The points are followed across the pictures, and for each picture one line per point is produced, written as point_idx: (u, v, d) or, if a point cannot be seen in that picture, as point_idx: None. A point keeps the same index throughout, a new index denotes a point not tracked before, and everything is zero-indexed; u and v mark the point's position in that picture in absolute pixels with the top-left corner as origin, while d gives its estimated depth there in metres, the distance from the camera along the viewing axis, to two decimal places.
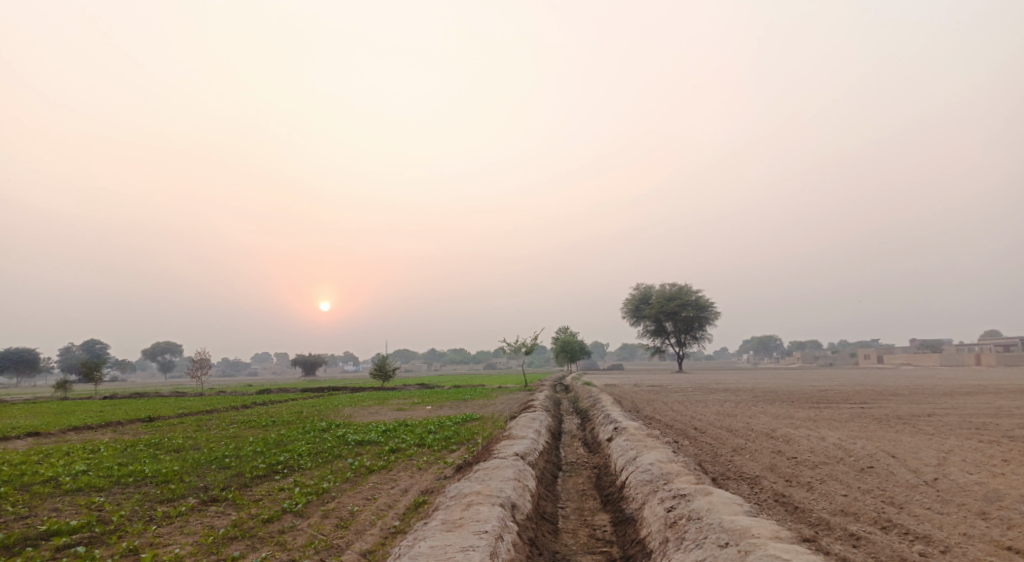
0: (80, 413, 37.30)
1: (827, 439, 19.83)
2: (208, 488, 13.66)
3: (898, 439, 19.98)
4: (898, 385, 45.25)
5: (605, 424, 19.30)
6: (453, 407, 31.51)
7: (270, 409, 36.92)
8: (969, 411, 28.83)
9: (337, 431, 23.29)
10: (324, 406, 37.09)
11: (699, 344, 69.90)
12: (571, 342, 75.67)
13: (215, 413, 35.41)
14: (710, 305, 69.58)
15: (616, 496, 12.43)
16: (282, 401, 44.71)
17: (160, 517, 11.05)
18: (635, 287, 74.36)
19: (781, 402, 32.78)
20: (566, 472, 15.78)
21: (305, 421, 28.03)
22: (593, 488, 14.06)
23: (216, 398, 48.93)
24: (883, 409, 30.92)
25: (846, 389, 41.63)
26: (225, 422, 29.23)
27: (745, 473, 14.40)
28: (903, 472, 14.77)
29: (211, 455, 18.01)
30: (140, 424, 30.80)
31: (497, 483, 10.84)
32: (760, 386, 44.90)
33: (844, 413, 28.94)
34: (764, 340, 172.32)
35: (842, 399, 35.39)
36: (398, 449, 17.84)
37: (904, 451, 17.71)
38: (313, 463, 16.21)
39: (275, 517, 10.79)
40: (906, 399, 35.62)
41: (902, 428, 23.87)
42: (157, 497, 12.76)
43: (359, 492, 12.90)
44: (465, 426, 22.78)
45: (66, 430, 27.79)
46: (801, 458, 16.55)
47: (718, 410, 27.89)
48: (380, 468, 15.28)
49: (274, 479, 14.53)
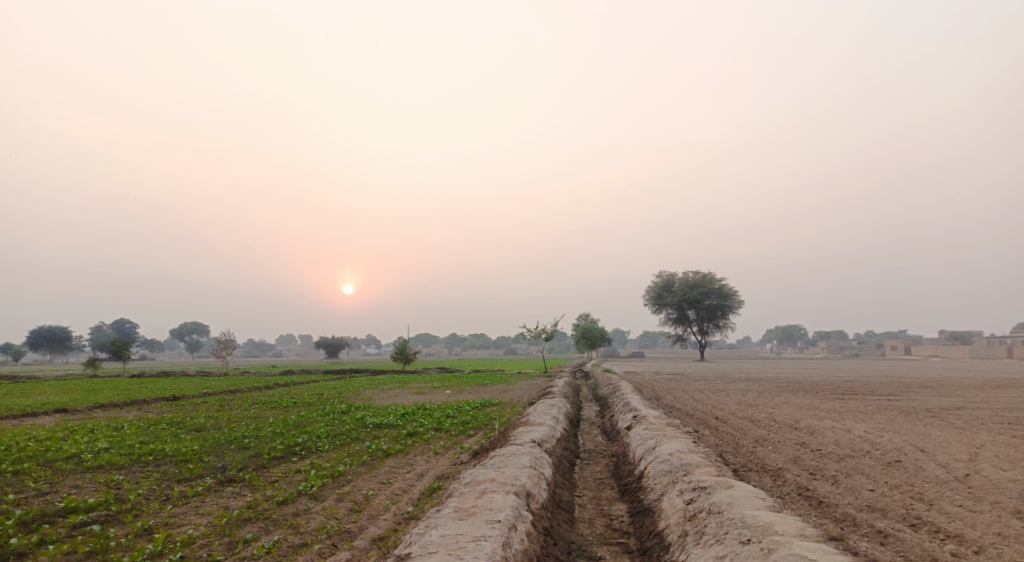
0: (106, 391, 37.92)
1: (852, 432, 19.40)
2: (226, 468, 13.67)
3: (926, 433, 19.49)
4: (926, 377, 44.39)
5: (624, 412, 19.04)
6: (472, 392, 31.45)
7: (291, 390, 37.20)
8: (999, 405, 28.15)
9: (356, 413, 23.27)
10: (344, 388, 37.26)
11: (721, 332, 69.19)
12: (593, 328, 75.39)
13: (238, 393, 35.73)
14: (734, 294, 68.78)
15: (634, 486, 12.21)
16: (304, 382, 45.06)
17: (176, 496, 11.05)
18: (658, 274, 73.73)
19: (804, 393, 32.24)
20: (584, 460, 15.58)
21: (325, 403, 28.12)
22: (611, 477, 13.84)
23: (240, 378, 49.44)
24: (911, 402, 30.28)
25: (873, 380, 40.92)
26: (247, 402, 29.46)
27: (767, 465, 14.09)
28: (932, 467, 14.35)
29: (230, 435, 18.07)
30: (164, 402, 31.15)
31: (512, 470, 10.66)
32: (784, 376, 44.30)
33: (870, 405, 28.39)
34: (789, 329, 170.44)
35: (868, 390, 34.76)
36: (415, 433, 17.76)
37: (933, 445, 17.24)
38: (331, 445, 16.18)
39: (290, 499, 10.72)
40: (934, 391, 34.90)
41: (930, 421, 23.31)
42: (176, 476, 12.78)
43: (375, 476, 12.81)
44: (483, 411, 22.67)
45: (92, 407, 28.18)
46: (826, 450, 16.17)
47: (740, 400, 27.48)
48: (397, 452, 15.19)
49: (291, 461, 14.51)
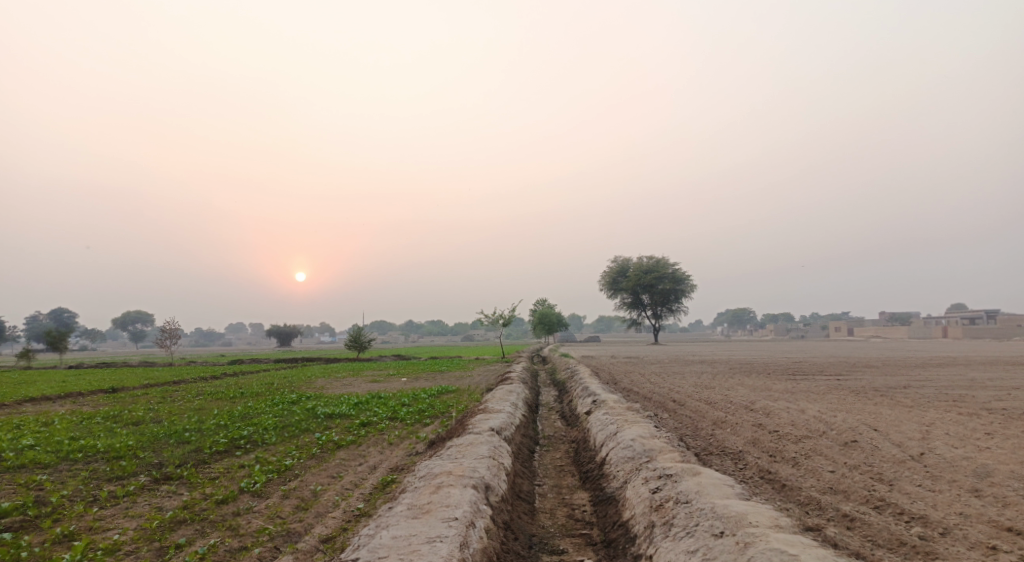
0: (41, 384, 35.94)
1: (806, 412, 19.45)
2: (163, 464, 12.82)
3: (878, 412, 19.69)
4: (871, 357, 45.47)
5: (583, 397, 18.69)
6: (428, 379, 30.85)
7: (240, 381, 35.95)
8: (944, 383, 28.83)
9: (307, 403, 22.45)
10: (296, 378, 36.10)
11: (675, 316, 69.94)
12: (548, 313, 75.28)
13: (183, 384, 34.35)
14: (687, 278, 69.50)
15: (595, 473, 11.83)
16: (254, 372, 43.76)
17: (104, 497, 10.21)
18: (612, 259, 74.05)
19: (757, 374, 32.58)
20: (543, 447, 15.16)
21: (275, 393, 27.16)
22: (572, 464, 13.46)
23: (186, 369, 47.68)
24: (859, 381, 30.83)
25: (821, 361, 41.71)
26: (192, 393, 28.33)
27: (727, 448, 13.89)
28: (888, 446, 14.36)
29: (170, 429, 17.11)
30: (102, 395, 29.65)
31: (470, 462, 10.13)
32: (736, 358, 44.83)
33: (821, 385, 28.76)
34: (738, 312, 174.03)
35: (818, 370, 35.32)
36: (369, 423, 17.09)
37: (886, 424, 17.35)
38: (278, 438, 15.39)
39: (230, 498, 10.01)
40: (881, 371, 35.67)
41: (880, 400, 23.65)
42: (106, 475, 11.89)
43: (324, 469, 12.14)
44: (439, 398, 22.10)
45: (23, 402, 26.55)
46: (783, 431, 16.11)
47: (696, 382, 27.55)
48: (349, 443, 14.52)
49: (235, 455, 13.73)
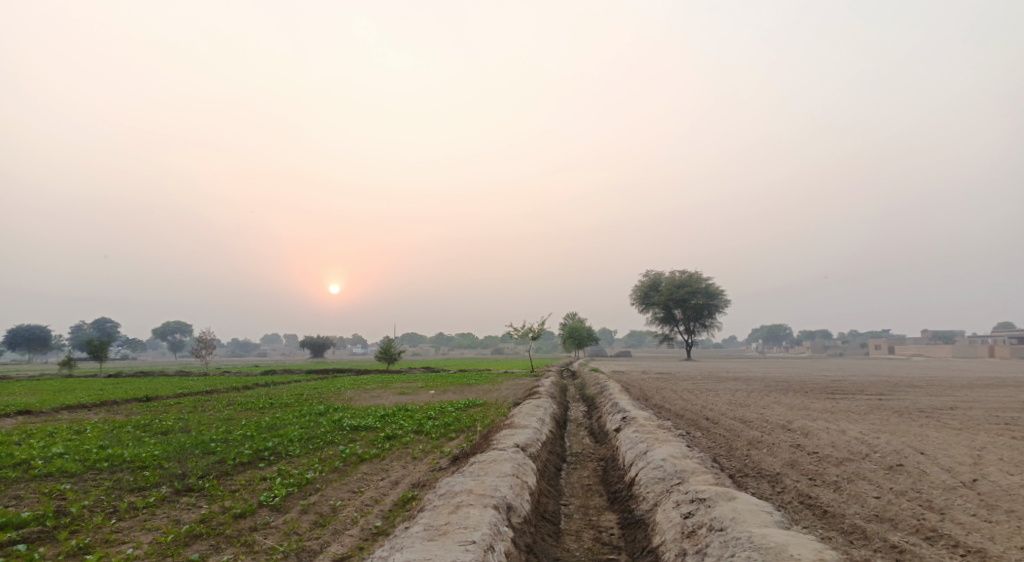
0: (79, 392, 36.48)
1: (847, 433, 18.68)
2: (186, 475, 12.67)
3: (924, 434, 18.81)
4: (914, 376, 43.91)
5: (613, 413, 18.19)
6: (456, 392, 30.53)
7: (271, 391, 36.01)
8: (992, 405, 27.60)
9: (334, 415, 22.31)
10: (325, 389, 36.16)
11: (708, 332, 68.70)
12: (579, 328, 74.58)
13: (214, 394, 34.50)
14: (721, 292, 68.32)
15: (624, 494, 11.37)
16: (285, 382, 43.95)
17: (123, 508, 10.05)
18: (644, 274, 73.08)
19: (794, 392, 31.59)
20: (571, 464, 14.73)
21: (303, 403, 27.14)
22: (600, 483, 13.00)
23: (219, 379, 48.08)
24: (903, 401, 29.67)
25: (861, 379, 40.41)
26: (223, 403, 28.41)
27: (763, 470, 13.29)
28: (937, 471, 13.60)
29: (196, 439, 17.04)
30: (136, 403, 29.94)
31: (492, 480, 9.76)
32: (772, 375, 43.65)
33: (862, 405, 27.74)
34: (774, 329, 170.67)
35: (857, 389, 34.17)
36: (394, 436, 16.85)
37: (933, 447, 16.52)
38: (302, 450, 15.21)
39: (248, 512, 9.79)
40: (924, 391, 34.33)
41: (925, 421, 22.66)
42: (129, 485, 11.78)
43: (346, 484, 11.87)
44: (466, 412, 21.75)
45: (58, 408, 26.88)
46: (823, 453, 15.41)
47: (730, 400, 26.76)
48: (372, 457, 14.27)
49: (258, 467, 13.56)
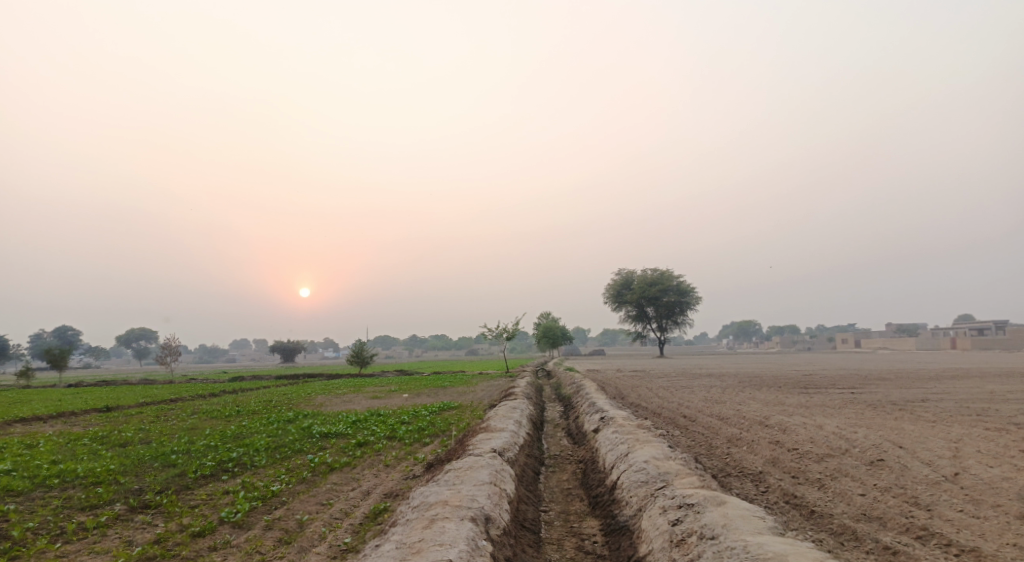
0: (36, 403, 35.11)
1: (825, 428, 18.52)
2: (142, 491, 11.95)
3: (900, 427, 18.70)
4: (883, 369, 44.30)
5: (590, 413, 17.81)
6: (429, 395, 29.93)
7: (238, 398, 35.02)
8: (962, 396, 27.77)
9: (302, 422, 21.59)
10: (295, 394, 35.28)
11: (680, 329, 68.85)
12: (552, 327, 74.22)
13: (179, 402, 33.41)
14: (692, 290, 68.53)
15: (606, 498, 10.96)
16: (253, 388, 42.89)
17: (71, 530, 9.35)
18: (616, 272, 73.04)
19: (768, 388, 31.50)
20: (549, 468, 14.29)
21: (272, 410, 26.36)
22: (580, 487, 12.58)
23: (185, 386, 46.76)
24: (875, 394, 29.76)
25: (832, 373, 40.61)
26: (187, 411, 27.42)
27: (745, 469, 12.97)
28: (918, 465, 13.42)
29: (157, 450, 16.26)
30: (95, 414, 28.78)
31: (468, 489, 9.28)
32: (744, 371, 43.71)
33: (835, 399, 27.72)
34: (743, 325, 172.40)
35: (830, 383, 34.27)
36: (365, 443, 16.26)
37: (911, 440, 16.39)
38: (269, 460, 14.55)
39: (207, 529, 9.19)
40: (895, 383, 34.57)
41: (899, 415, 22.62)
42: (80, 503, 11.04)
43: (314, 495, 11.27)
44: (440, 415, 21.22)
45: (12, 422, 25.68)
46: (803, 449, 15.16)
47: (705, 397, 26.54)
48: (342, 465, 13.67)
49: (220, 480, 12.86)
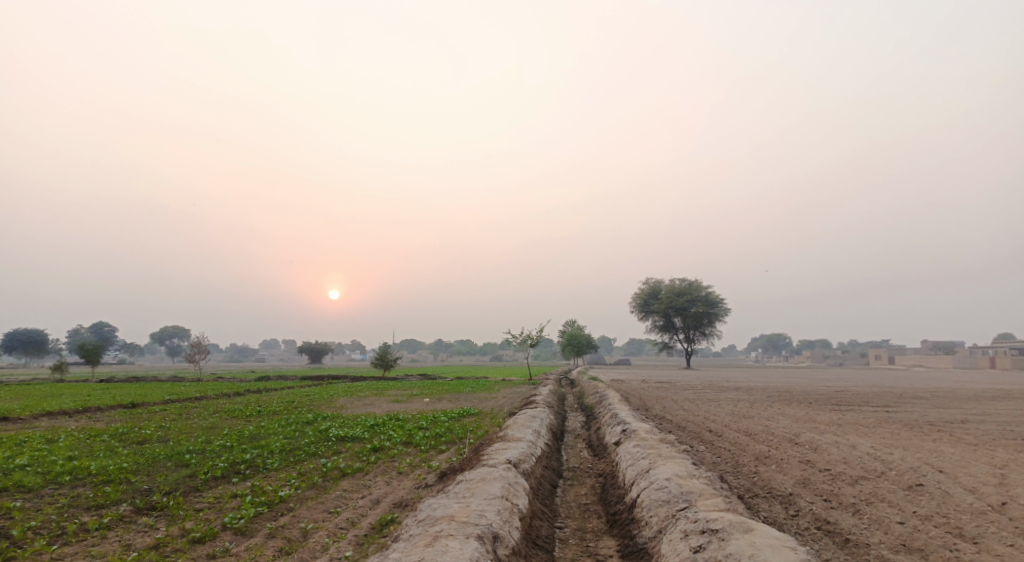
0: (65, 397, 35.46)
1: (858, 448, 17.67)
2: (151, 491, 11.70)
3: (939, 450, 17.78)
4: (918, 387, 42.84)
5: (612, 425, 17.22)
6: (451, 400, 29.56)
7: (262, 398, 34.92)
8: (1005, 419, 26.53)
9: (320, 424, 21.32)
10: (318, 396, 35.12)
11: (708, 341, 67.68)
12: (578, 335, 73.42)
13: (203, 400, 33.41)
14: (721, 301, 67.28)
15: (625, 517, 10.44)
16: (277, 388, 42.95)
17: (71, 530, 9.10)
18: (644, 281, 72.16)
19: (798, 403, 30.57)
20: (567, 481, 13.78)
21: (292, 411, 26.16)
22: (598, 503, 12.06)
23: (212, 384, 46.96)
24: (911, 413, 28.67)
25: (865, 390, 39.37)
26: (209, 410, 27.36)
27: (775, 490, 12.33)
28: (960, 492, 12.65)
29: (172, 449, 16.03)
30: (119, 410, 28.83)
31: (477, 503, 8.86)
32: (774, 385, 42.57)
33: (869, 417, 26.72)
34: (774, 338, 169.83)
35: (863, 401, 33.15)
36: (380, 448, 15.88)
37: (953, 465, 15.53)
38: (281, 463, 14.25)
39: (207, 536, 8.90)
40: (932, 402, 33.33)
41: (938, 436, 21.65)
42: (86, 502, 10.81)
43: (321, 502, 10.90)
44: (460, 421, 20.82)
45: (37, 416, 25.77)
46: (836, 470, 14.42)
47: (733, 411, 25.72)
48: (354, 471, 13.31)
49: (230, 483, 12.58)
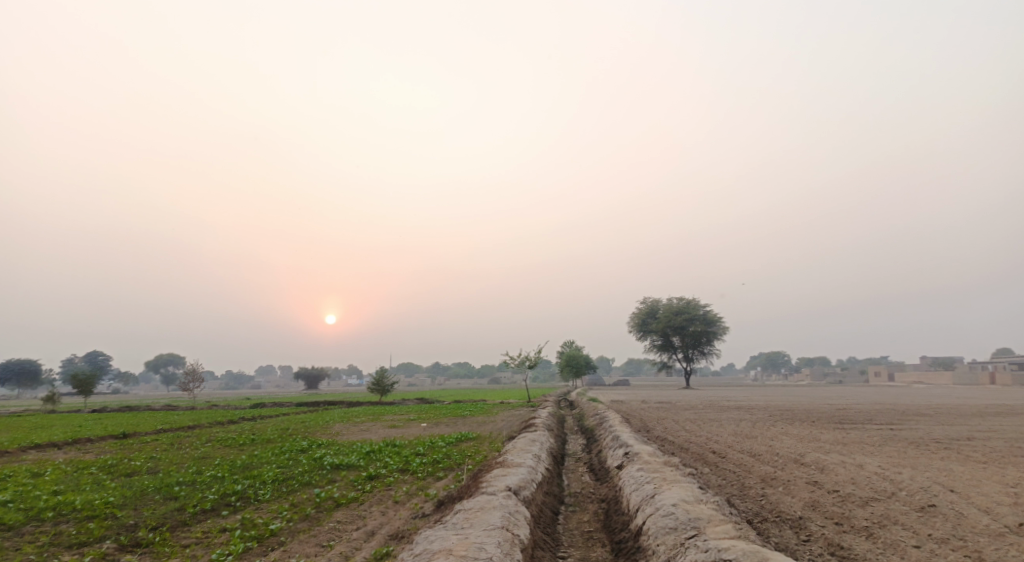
0: (56, 429, 34.80)
1: (866, 467, 17.25)
2: (137, 526, 11.25)
3: (948, 468, 17.36)
4: (921, 404, 42.40)
5: (614, 447, 16.79)
6: (450, 425, 29.06)
7: (256, 425, 34.31)
8: (1010, 435, 26.12)
9: (315, 452, 20.86)
10: (313, 422, 34.54)
11: (707, 359, 67.19)
12: (577, 356, 72.88)
13: (196, 429, 32.80)
14: (719, 320, 66.93)
15: (631, 546, 10.03)
16: (272, 415, 42.34)
17: None
18: (642, 301, 71.83)
19: (800, 422, 30.09)
20: (569, 507, 13.36)
21: (286, 439, 25.67)
22: (602, 530, 11.64)
23: (206, 412, 46.28)
24: (914, 431, 28.24)
25: (867, 408, 38.90)
26: (202, 439, 26.83)
27: (784, 514, 11.91)
28: (975, 513, 12.24)
29: (161, 481, 15.56)
30: (111, 441, 28.26)
31: (476, 535, 8.49)
32: (775, 403, 42.11)
33: (873, 435, 26.28)
34: (772, 356, 169.40)
35: (865, 418, 32.70)
36: (377, 476, 15.43)
37: (964, 484, 15.12)
38: (274, 493, 13.81)
39: None
40: (935, 419, 32.88)
41: (945, 454, 21.23)
42: (67, 539, 10.36)
43: (314, 535, 10.47)
44: (458, 447, 20.37)
45: (26, 449, 25.16)
46: (845, 491, 14.01)
47: (735, 431, 25.26)
48: (349, 501, 12.86)
49: (220, 516, 12.14)
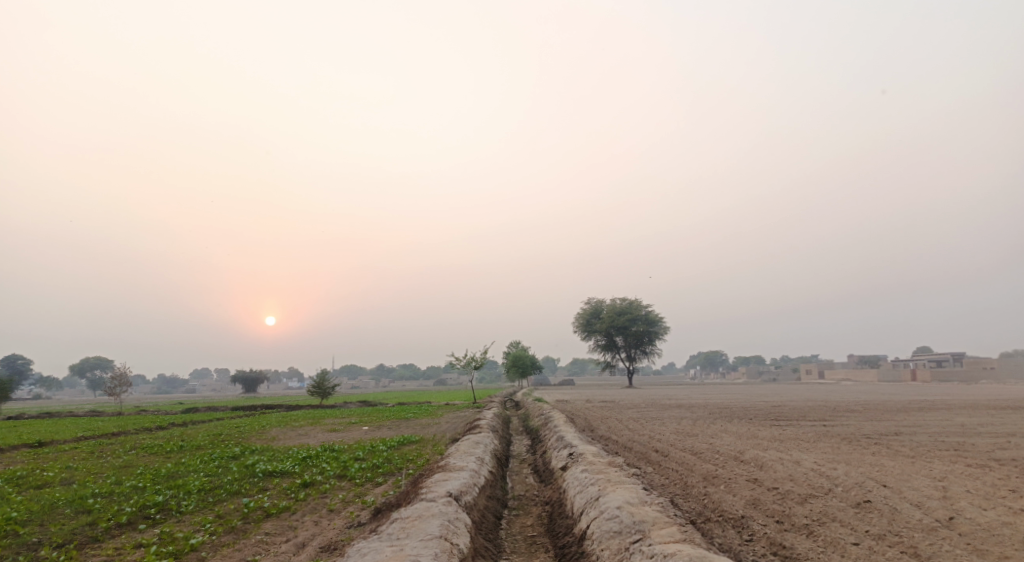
0: None
1: (803, 464, 17.45)
2: (41, 544, 10.37)
3: (880, 464, 17.75)
4: (851, 400, 43.72)
5: (558, 448, 16.52)
6: (391, 428, 28.41)
7: (187, 432, 32.74)
8: (936, 429, 27.08)
9: (248, 459, 19.94)
10: (248, 428, 33.17)
11: (649, 359, 68.00)
12: (522, 356, 72.59)
13: (120, 437, 31.06)
14: (661, 320, 67.84)
15: (575, 551, 9.78)
16: (205, 421, 40.58)
17: None
18: (586, 301, 72.28)
19: (739, 420, 30.51)
20: (512, 511, 13.02)
21: (218, 445, 24.53)
22: (546, 534, 11.34)
23: (133, 418, 44.03)
24: (847, 427, 28.94)
25: (801, 404, 39.87)
26: (126, 447, 25.38)
27: (726, 513, 11.83)
28: (908, 508, 12.43)
29: (75, 494, 14.48)
30: (25, 450, 26.43)
31: (413, 547, 8.09)
32: (714, 401, 42.74)
33: (808, 432, 26.85)
34: (710, 355, 173.42)
35: (801, 415, 33.43)
36: (311, 483, 14.78)
37: (896, 479, 15.42)
38: (199, 504, 13.00)
39: None
40: (866, 415, 33.88)
41: (876, 449, 21.77)
42: None
43: (239, 550, 9.85)
44: (399, 451, 19.79)
45: None
46: (784, 489, 14.08)
47: (676, 429, 25.41)
48: (280, 511, 12.19)
49: (137, 530, 11.33)
